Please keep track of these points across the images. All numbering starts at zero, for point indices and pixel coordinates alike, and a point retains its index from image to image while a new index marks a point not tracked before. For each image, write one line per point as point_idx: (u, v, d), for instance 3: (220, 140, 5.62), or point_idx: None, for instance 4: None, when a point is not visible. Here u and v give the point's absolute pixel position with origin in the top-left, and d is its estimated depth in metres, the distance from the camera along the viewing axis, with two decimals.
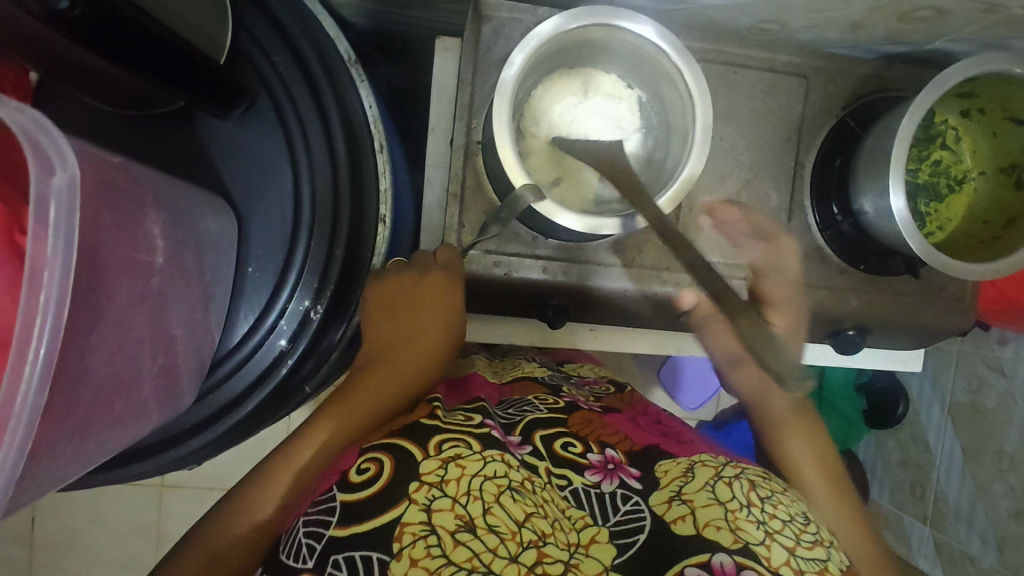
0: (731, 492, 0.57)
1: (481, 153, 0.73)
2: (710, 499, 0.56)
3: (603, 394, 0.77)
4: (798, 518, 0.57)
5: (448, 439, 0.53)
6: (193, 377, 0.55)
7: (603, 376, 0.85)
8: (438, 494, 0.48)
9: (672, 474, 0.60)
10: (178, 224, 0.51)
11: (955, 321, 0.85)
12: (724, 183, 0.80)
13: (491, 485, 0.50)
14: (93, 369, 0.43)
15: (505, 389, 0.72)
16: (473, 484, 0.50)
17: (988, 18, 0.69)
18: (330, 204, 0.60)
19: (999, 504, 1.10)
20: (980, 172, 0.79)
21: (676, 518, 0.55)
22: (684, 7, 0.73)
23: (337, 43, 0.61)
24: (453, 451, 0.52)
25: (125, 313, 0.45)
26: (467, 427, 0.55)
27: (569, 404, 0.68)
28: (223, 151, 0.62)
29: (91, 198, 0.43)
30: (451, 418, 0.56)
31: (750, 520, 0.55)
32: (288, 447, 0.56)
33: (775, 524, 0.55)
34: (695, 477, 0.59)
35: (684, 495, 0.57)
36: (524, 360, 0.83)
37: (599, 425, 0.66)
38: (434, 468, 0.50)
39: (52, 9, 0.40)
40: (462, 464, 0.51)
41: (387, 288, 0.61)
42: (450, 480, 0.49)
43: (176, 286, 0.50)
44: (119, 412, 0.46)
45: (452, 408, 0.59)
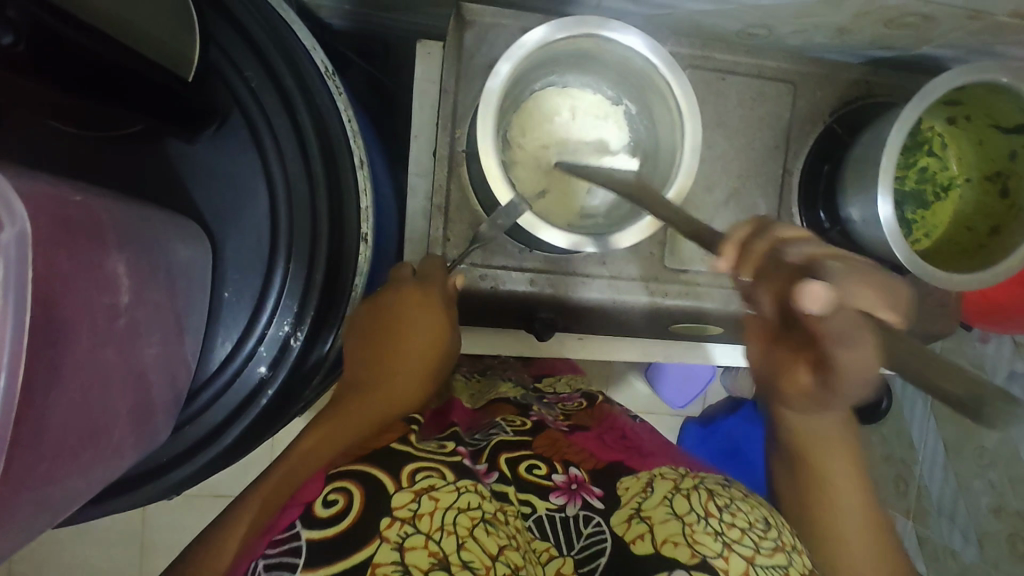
0: (689, 504, 0.55)
1: (465, 164, 0.71)
2: (667, 514, 0.55)
3: (574, 410, 0.74)
4: (758, 525, 0.55)
5: (420, 470, 0.51)
6: (170, 411, 0.52)
7: (578, 391, 0.82)
8: (411, 530, 0.46)
9: (632, 490, 0.58)
10: (145, 258, 0.47)
11: (940, 326, 0.85)
12: (713, 191, 0.79)
13: (464, 519, 0.48)
14: (53, 423, 0.40)
15: (478, 416, 0.73)
16: (446, 519, 0.48)
17: (975, 24, 0.68)
18: (309, 224, 0.59)
19: (980, 500, 1.12)
20: (965, 179, 0.79)
21: (634, 539, 0.54)
22: (670, 12, 0.72)
23: (313, 55, 0.58)
24: (426, 482, 0.50)
25: (83, 360, 0.41)
26: (439, 456, 0.54)
27: (535, 425, 0.67)
28: (196, 172, 0.60)
29: (50, 240, 0.40)
30: (425, 446, 0.55)
31: (708, 532, 0.53)
32: (255, 483, 0.52)
33: (733, 535, 0.53)
34: (654, 492, 0.57)
35: (643, 511, 0.55)
36: (500, 381, 0.83)
37: (565, 444, 0.64)
38: (407, 501, 0.48)
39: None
40: (435, 497, 0.49)
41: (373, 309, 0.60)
42: (424, 514, 0.48)
43: (141, 325, 0.46)
44: (84, 460, 0.43)
45: (429, 435, 0.59)
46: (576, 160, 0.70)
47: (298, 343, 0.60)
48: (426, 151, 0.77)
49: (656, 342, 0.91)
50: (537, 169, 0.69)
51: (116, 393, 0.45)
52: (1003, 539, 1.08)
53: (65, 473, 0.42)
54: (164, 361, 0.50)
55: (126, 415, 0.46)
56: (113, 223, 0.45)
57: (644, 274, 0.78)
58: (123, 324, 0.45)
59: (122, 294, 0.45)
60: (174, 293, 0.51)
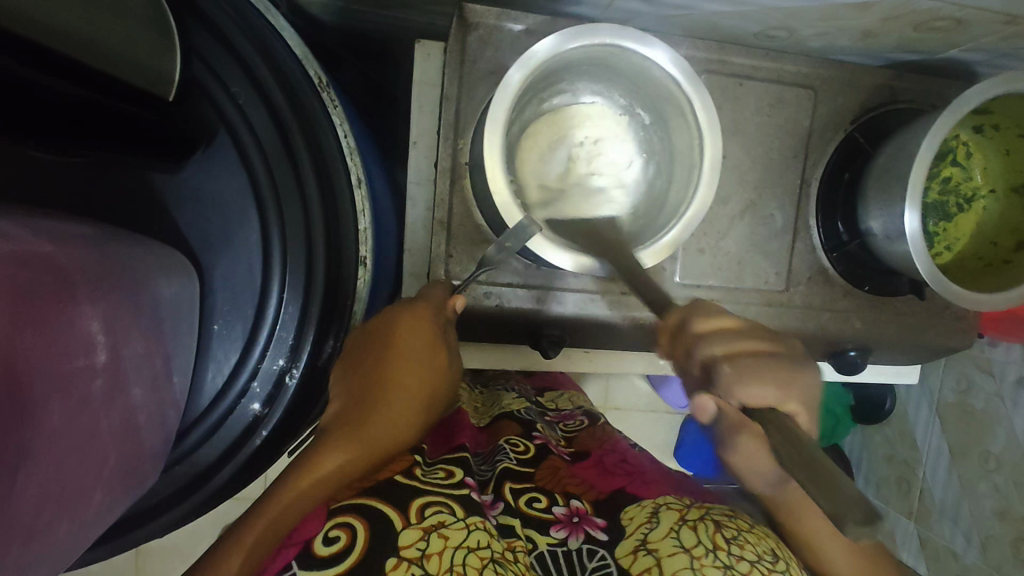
0: (697, 536, 0.50)
1: (468, 177, 0.67)
2: (675, 547, 0.49)
3: (578, 431, 0.70)
4: (768, 557, 0.49)
5: (429, 504, 0.46)
6: (152, 457, 0.47)
7: (579, 407, 0.79)
8: (418, 572, 0.41)
9: (638, 519, 0.53)
10: (121, 310, 0.40)
11: (958, 340, 0.82)
12: (727, 203, 0.75)
13: (475, 558, 0.42)
14: (25, 518, 0.32)
15: (482, 440, 0.66)
16: (455, 559, 0.42)
17: (1009, 29, 0.64)
18: (303, 247, 0.56)
19: (982, 503, 1.02)
20: (990, 190, 0.76)
21: (642, 571, 0.48)
22: (686, 14, 0.67)
23: (306, 65, 0.54)
24: (435, 518, 0.45)
25: (59, 440, 0.34)
26: (446, 487, 0.48)
27: (540, 448, 0.61)
28: (182, 194, 0.56)
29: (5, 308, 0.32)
30: (430, 476, 0.49)
31: (717, 566, 0.48)
32: (238, 523, 0.45)
33: (742, 567, 0.48)
34: (661, 523, 0.51)
35: (649, 543, 0.50)
36: (503, 394, 0.78)
37: (567, 472, 0.58)
38: (414, 540, 0.43)
39: None
40: (445, 534, 0.44)
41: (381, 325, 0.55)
42: (432, 554, 0.42)
43: (121, 385, 0.40)
44: (63, 529, 0.36)
45: (435, 462, 0.53)
46: (583, 175, 0.67)
47: (293, 380, 0.57)
48: (426, 160, 0.73)
49: (662, 355, 0.88)
50: (541, 183, 0.67)
51: (95, 467, 0.38)
52: (1007, 544, 0.98)
53: (44, 568, 0.35)
54: (149, 414, 0.44)
55: (108, 485, 0.40)
56: (82, 273, 0.38)
57: None
58: (102, 383, 0.38)
59: (98, 351, 0.38)
60: (160, 335, 0.45)
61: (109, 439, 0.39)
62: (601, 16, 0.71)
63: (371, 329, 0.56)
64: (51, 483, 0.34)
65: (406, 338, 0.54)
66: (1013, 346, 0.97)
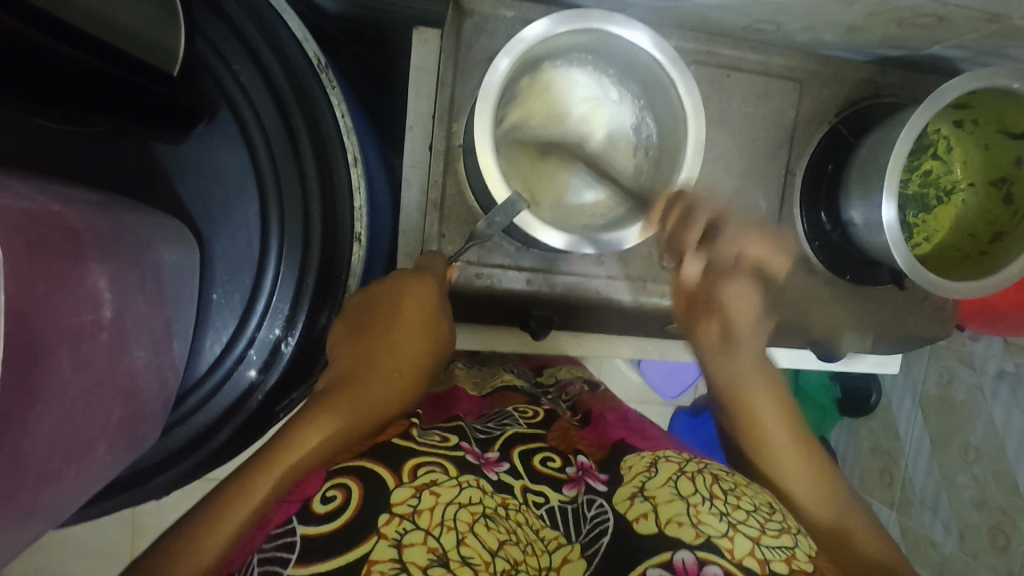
0: (694, 486, 0.50)
1: (462, 159, 0.69)
2: (673, 494, 0.49)
3: (578, 395, 0.73)
4: (765, 508, 0.50)
5: (422, 465, 0.48)
6: (156, 419, 0.49)
7: (579, 376, 0.82)
8: (410, 527, 0.43)
9: (636, 468, 0.53)
10: (127, 269, 0.42)
11: (936, 329, 0.85)
12: (715, 192, 0.78)
13: (465, 514, 0.45)
14: (35, 457, 0.34)
15: (484, 404, 0.67)
16: (446, 514, 0.45)
17: (989, 27, 0.67)
18: (300, 223, 0.58)
19: (962, 492, 1.05)
20: (969, 183, 0.78)
21: (637, 517, 0.48)
22: (677, 5, 0.69)
23: (305, 47, 0.56)
24: (428, 477, 0.47)
25: (69, 388, 0.36)
26: (441, 449, 0.50)
27: (547, 417, 0.62)
28: (184, 170, 0.58)
29: (23, 262, 0.34)
30: (427, 439, 0.51)
31: (712, 513, 0.47)
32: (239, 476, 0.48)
33: (738, 515, 0.48)
34: (659, 473, 0.52)
35: (647, 491, 0.50)
36: (503, 370, 0.80)
37: (578, 437, 0.59)
38: (407, 497, 0.45)
39: None
40: (436, 491, 0.46)
41: (370, 301, 0.58)
42: (424, 510, 0.44)
43: (127, 340, 0.42)
44: (71, 480, 0.38)
45: (431, 427, 0.54)
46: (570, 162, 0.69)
47: (289, 348, 0.59)
48: (422, 144, 0.75)
49: (649, 340, 0.90)
50: (526, 164, 0.68)
51: (102, 419, 0.40)
52: (985, 532, 1.01)
53: (50, 512, 0.38)
54: (151, 373, 0.46)
55: (111, 437, 0.42)
56: (92, 235, 0.40)
57: (644, 274, 0.77)
58: (107, 339, 0.40)
59: (103, 308, 0.40)
60: (161, 300, 0.47)
61: (112, 396, 0.41)
62: (594, 6, 0.73)
63: (370, 296, 0.58)
64: (60, 428, 0.36)
65: (405, 307, 0.57)
66: (994, 339, 0.99)
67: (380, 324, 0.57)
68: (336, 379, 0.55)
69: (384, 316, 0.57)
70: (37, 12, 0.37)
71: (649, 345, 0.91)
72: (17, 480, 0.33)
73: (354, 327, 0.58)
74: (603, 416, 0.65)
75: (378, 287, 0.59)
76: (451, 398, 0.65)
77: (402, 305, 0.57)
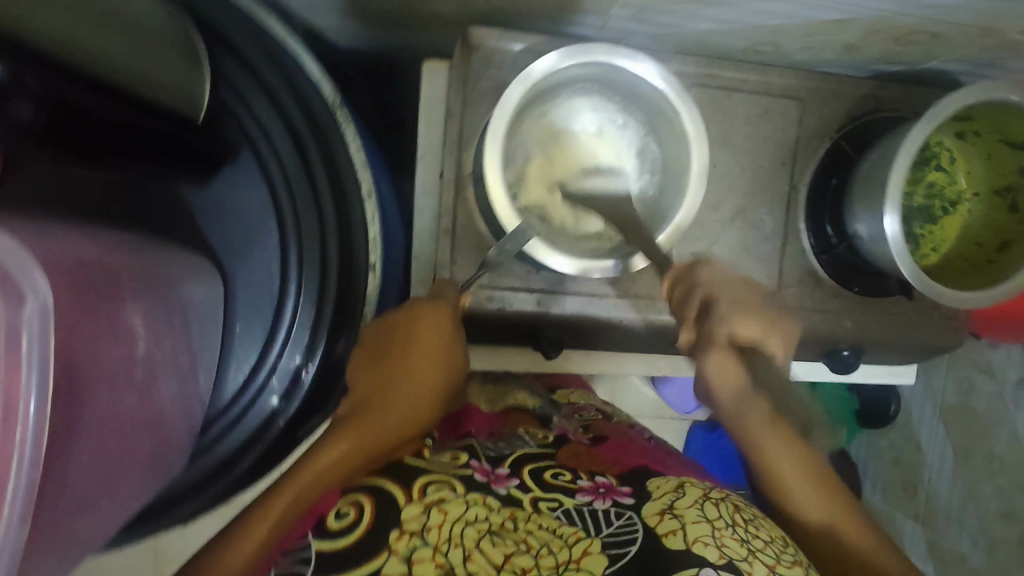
0: (720, 512, 0.51)
1: (471, 187, 0.72)
2: (699, 516, 0.50)
3: (593, 419, 0.74)
4: (781, 541, 0.52)
5: (432, 482, 0.50)
6: (183, 446, 0.51)
7: (591, 403, 0.82)
8: (419, 544, 0.46)
9: (663, 488, 0.54)
10: (158, 304, 0.45)
11: (950, 339, 0.85)
12: (719, 209, 0.79)
13: (472, 531, 0.47)
14: (77, 484, 0.37)
15: (497, 423, 0.70)
16: (454, 531, 0.47)
17: (984, 42, 0.68)
18: (319, 255, 0.60)
19: (987, 505, 1.02)
20: (974, 193, 0.79)
21: (665, 533, 0.49)
22: (676, 31, 0.72)
23: (321, 88, 0.58)
24: (436, 495, 0.49)
25: (106, 418, 0.38)
26: (451, 467, 0.53)
27: (560, 439, 0.64)
28: (208, 208, 0.61)
29: (70, 303, 0.36)
30: (437, 458, 0.54)
31: (735, 538, 0.49)
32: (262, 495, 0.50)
33: (758, 543, 0.49)
34: (687, 494, 0.53)
35: (675, 509, 0.51)
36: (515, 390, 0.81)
37: (591, 456, 0.60)
38: (416, 514, 0.48)
39: (19, 121, 0.40)
40: (444, 509, 0.48)
41: (390, 328, 0.59)
42: (432, 526, 0.47)
43: (158, 370, 0.44)
44: (108, 507, 0.41)
45: (443, 448, 0.58)
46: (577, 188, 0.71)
47: (309, 374, 0.61)
48: (433, 173, 0.77)
49: (661, 356, 0.91)
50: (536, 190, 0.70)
51: (136, 446, 0.42)
52: (1014, 546, 0.97)
53: (88, 538, 0.40)
54: (181, 402, 0.48)
55: (143, 466, 0.44)
56: (127, 272, 0.43)
57: (652, 293, 0.78)
58: (141, 371, 0.42)
59: (138, 342, 0.42)
60: (187, 332, 0.49)
61: (146, 425, 0.43)
62: (595, 35, 0.76)
63: (392, 322, 0.59)
64: (99, 457, 0.38)
65: (422, 335, 0.58)
66: (1013, 348, 0.98)
67: (398, 351, 0.58)
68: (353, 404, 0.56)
69: (400, 344, 0.57)
70: (67, 71, 0.39)
71: (661, 362, 0.92)
72: (59, 504, 0.36)
73: (372, 353, 0.58)
74: (614, 439, 0.66)
75: (395, 313, 0.59)
76: (464, 416, 0.68)
77: (418, 330, 0.58)
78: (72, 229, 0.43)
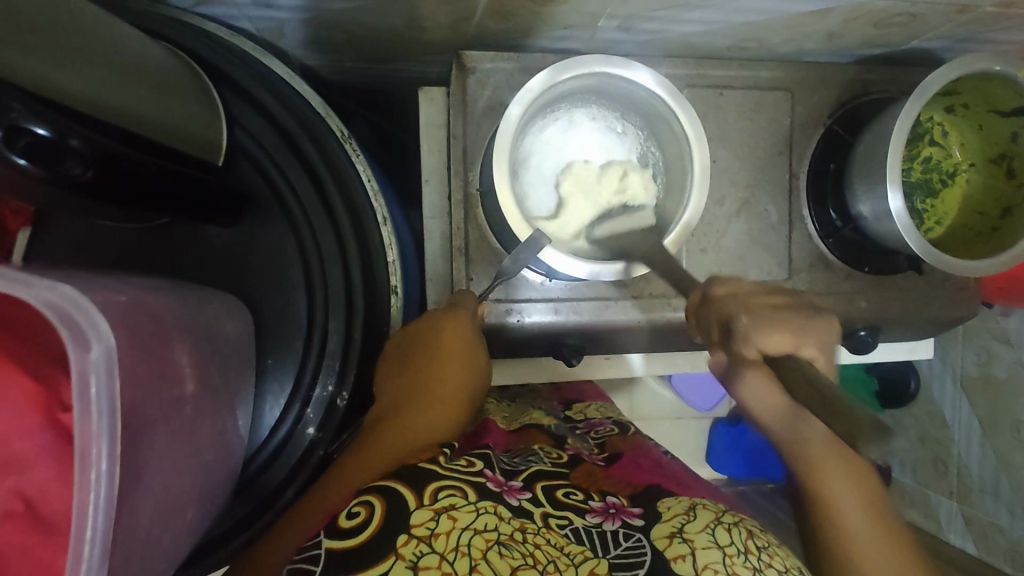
0: (731, 538, 0.51)
1: (480, 204, 0.73)
2: (709, 542, 0.51)
3: (607, 436, 0.73)
4: (795, 571, 0.51)
5: (443, 487, 0.49)
6: (227, 484, 0.52)
7: (608, 416, 0.82)
8: (426, 550, 0.45)
9: (674, 510, 0.55)
10: (200, 344, 0.47)
11: (964, 309, 0.85)
12: (723, 203, 0.80)
13: (480, 540, 0.46)
14: (142, 524, 0.38)
15: (513, 439, 0.69)
16: (462, 539, 0.46)
17: (961, 17, 0.70)
18: (342, 284, 0.62)
19: (1022, 474, 1.00)
20: (970, 163, 0.80)
21: (676, 556, 0.49)
22: (662, 36, 0.74)
23: (329, 122, 0.62)
24: (446, 501, 0.48)
25: (164, 458, 0.40)
26: (464, 475, 0.52)
27: (573, 458, 0.64)
28: (229, 249, 0.63)
29: (128, 350, 0.38)
30: (452, 464, 0.53)
31: (747, 566, 0.49)
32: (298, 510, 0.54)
33: (771, 571, 0.49)
34: (697, 518, 0.53)
35: (685, 533, 0.51)
36: (533, 408, 0.81)
37: (605, 477, 0.60)
38: (425, 520, 0.46)
39: (67, 175, 0.42)
40: (454, 516, 0.47)
41: (408, 338, 0.61)
42: (440, 533, 0.46)
43: (206, 409, 0.46)
44: (166, 547, 0.42)
45: (459, 456, 0.56)
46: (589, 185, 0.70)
47: (343, 402, 0.62)
48: (439, 195, 0.79)
49: (680, 354, 0.92)
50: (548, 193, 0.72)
51: (190, 483, 0.44)
52: None
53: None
54: (225, 439, 0.50)
55: (196, 504, 0.45)
56: (172, 316, 0.44)
57: (666, 291, 0.79)
58: (190, 410, 0.44)
59: (186, 382, 0.43)
60: (225, 369, 0.50)
61: (197, 463, 0.44)
62: (584, 48, 0.78)
63: (414, 334, 0.61)
64: (160, 496, 0.40)
65: (443, 344, 0.60)
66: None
67: (420, 361, 0.60)
68: (378, 416, 0.59)
69: (422, 353, 0.60)
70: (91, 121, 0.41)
71: (681, 359, 0.93)
72: (128, 544, 0.37)
73: (396, 364, 0.61)
74: (631, 459, 0.66)
75: (413, 325, 0.62)
76: (481, 429, 0.66)
77: (439, 341, 0.60)
78: (113, 281, 0.45)
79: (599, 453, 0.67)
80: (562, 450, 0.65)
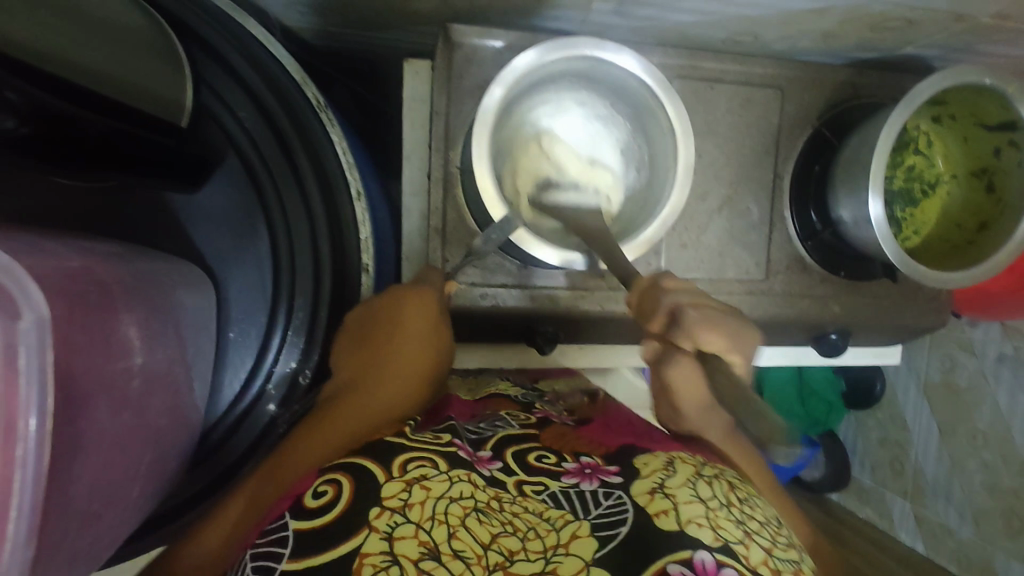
0: (713, 491, 0.51)
1: (460, 183, 0.71)
2: (692, 496, 0.50)
3: (576, 404, 0.72)
4: (773, 521, 0.52)
5: (412, 459, 0.49)
6: (179, 458, 0.51)
7: (578, 390, 0.79)
8: (401, 521, 0.44)
9: (652, 466, 0.54)
10: (155, 315, 0.45)
11: (934, 318, 0.86)
12: (705, 199, 0.80)
13: (457, 508, 0.45)
14: (80, 502, 0.37)
15: (478, 406, 0.67)
16: (437, 508, 0.45)
17: (957, 26, 0.69)
18: (311, 261, 0.61)
19: (973, 478, 1.01)
20: (952, 175, 0.80)
21: (658, 512, 0.48)
22: (655, 23, 0.72)
23: (305, 89, 0.59)
24: (417, 472, 0.47)
25: (106, 433, 0.39)
26: (433, 445, 0.51)
27: (541, 420, 0.63)
28: (195, 216, 0.61)
29: (65, 319, 0.37)
30: (419, 435, 0.53)
31: (730, 519, 0.49)
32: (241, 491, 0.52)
33: (753, 525, 0.50)
34: (677, 473, 0.52)
35: (666, 488, 0.50)
36: (497, 380, 0.79)
37: (574, 437, 0.59)
38: (397, 491, 0.46)
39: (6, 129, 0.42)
40: (427, 485, 0.46)
41: (363, 314, 0.60)
42: (414, 504, 0.45)
43: (155, 384, 0.44)
44: (109, 525, 0.41)
45: (425, 428, 0.55)
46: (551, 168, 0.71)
47: (304, 379, 0.61)
48: (419, 172, 0.77)
49: None
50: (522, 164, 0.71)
51: (135, 461, 0.43)
52: (998, 516, 0.97)
53: (88, 558, 0.40)
54: (178, 414, 0.49)
55: (143, 481, 0.45)
56: (120, 283, 0.43)
57: None
58: (139, 383, 0.42)
59: (134, 354, 0.42)
60: (182, 341, 0.49)
61: (143, 440, 0.43)
62: (576, 29, 0.76)
63: (380, 309, 0.60)
64: (99, 473, 0.39)
65: (408, 322, 0.59)
66: (991, 324, 0.97)
67: (385, 335, 0.59)
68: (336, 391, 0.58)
69: (387, 327, 0.59)
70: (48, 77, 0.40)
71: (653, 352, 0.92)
72: (65, 522, 0.37)
73: (357, 339, 0.60)
74: (602, 421, 0.65)
75: (381, 300, 0.60)
76: (442, 402, 0.65)
77: (404, 317, 0.59)
78: (66, 245, 0.44)
79: (569, 416, 0.66)
80: (530, 413, 0.64)
